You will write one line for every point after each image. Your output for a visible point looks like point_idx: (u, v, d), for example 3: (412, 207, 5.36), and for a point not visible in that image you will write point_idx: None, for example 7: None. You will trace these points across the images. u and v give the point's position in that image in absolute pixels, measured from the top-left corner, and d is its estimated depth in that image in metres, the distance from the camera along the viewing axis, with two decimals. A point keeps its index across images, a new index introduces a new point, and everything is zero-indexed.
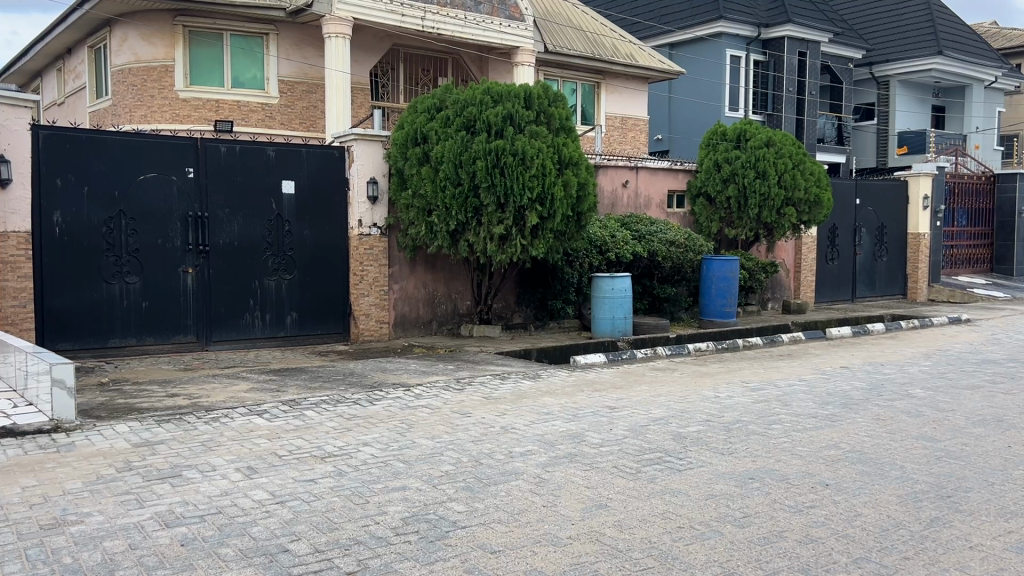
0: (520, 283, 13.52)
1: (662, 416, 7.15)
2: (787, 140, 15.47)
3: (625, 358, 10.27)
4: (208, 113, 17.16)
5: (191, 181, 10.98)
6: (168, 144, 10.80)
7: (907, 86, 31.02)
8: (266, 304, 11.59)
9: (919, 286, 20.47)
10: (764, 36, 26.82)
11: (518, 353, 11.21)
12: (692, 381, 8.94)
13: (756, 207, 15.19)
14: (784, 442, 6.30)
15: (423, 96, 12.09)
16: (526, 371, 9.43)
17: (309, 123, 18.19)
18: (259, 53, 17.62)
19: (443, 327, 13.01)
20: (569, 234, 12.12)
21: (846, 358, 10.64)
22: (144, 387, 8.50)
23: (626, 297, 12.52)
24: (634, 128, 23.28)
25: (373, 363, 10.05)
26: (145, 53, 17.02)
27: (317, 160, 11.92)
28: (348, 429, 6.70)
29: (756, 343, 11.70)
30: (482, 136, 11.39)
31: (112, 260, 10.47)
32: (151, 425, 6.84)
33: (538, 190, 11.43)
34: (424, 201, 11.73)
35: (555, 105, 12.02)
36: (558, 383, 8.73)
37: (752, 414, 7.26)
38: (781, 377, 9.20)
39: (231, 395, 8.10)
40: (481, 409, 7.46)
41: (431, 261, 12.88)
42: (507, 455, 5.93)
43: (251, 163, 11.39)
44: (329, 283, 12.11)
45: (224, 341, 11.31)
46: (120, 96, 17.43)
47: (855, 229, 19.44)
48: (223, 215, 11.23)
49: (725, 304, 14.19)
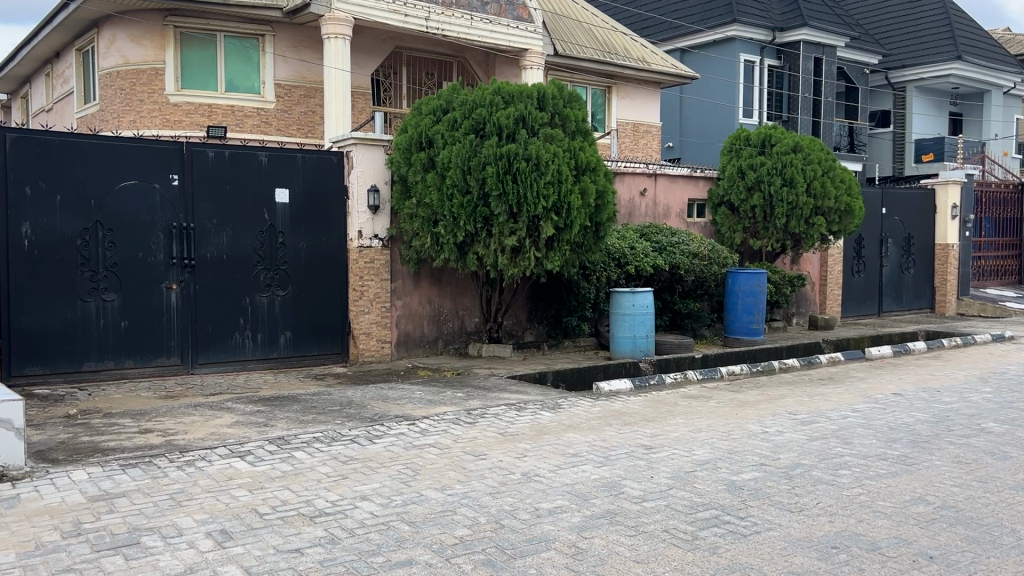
0: (532, 298, 12.52)
1: (708, 459, 6.17)
2: (815, 146, 14.53)
3: (652, 384, 9.25)
4: (200, 118, 16.25)
5: (175, 189, 10.03)
6: (150, 148, 9.87)
7: (923, 91, 30.13)
8: (257, 323, 10.63)
9: (948, 299, 19.53)
10: (780, 39, 25.88)
11: (531, 377, 10.22)
12: (732, 412, 7.98)
13: (784, 217, 14.26)
14: (859, 496, 5.31)
15: (428, 97, 11.14)
16: (545, 399, 8.41)
17: (306, 128, 17.27)
18: (255, 55, 16.74)
19: (449, 346, 12.05)
20: (587, 246, 11.16)
21: (895, 383, 9.65)
22: (114, 421, 7.51)
23: (648, 314, 11.54)
24: (646, 135, 22.34)
25: (373, 390, 9.02)
26: (134, 55, 16.14)
27: (314, 166, 10.98)
28: (344, 478, 5.72)
29: (793, 364, 10.70)
30: (492, 139, 10.44)
31: (87, 275, 9.52)
32: (112, 471, 5.86)
33: (555, 198, 10.47)
34: (429, 210, 10.78)
35: (571, 106, 11.06)
36: (581, 415, 7.73)
37: (811, 456, 6.30)
38: (830, 407, 8.21)
39: (212, 431, 7.12)
40: (497, 449, 6.48)
41: (437, 275, 11.92)
42: (532, 514, 4.93)
43: (241, 170, 10.46)
44: (327, 300, 11.14)
45: (212, 363, 10.34)
46: (108, 101, 16.53)
47: (881, 239, 18.49)
48: (210, 225, 10.28)
49: (752, 321, 13.22)
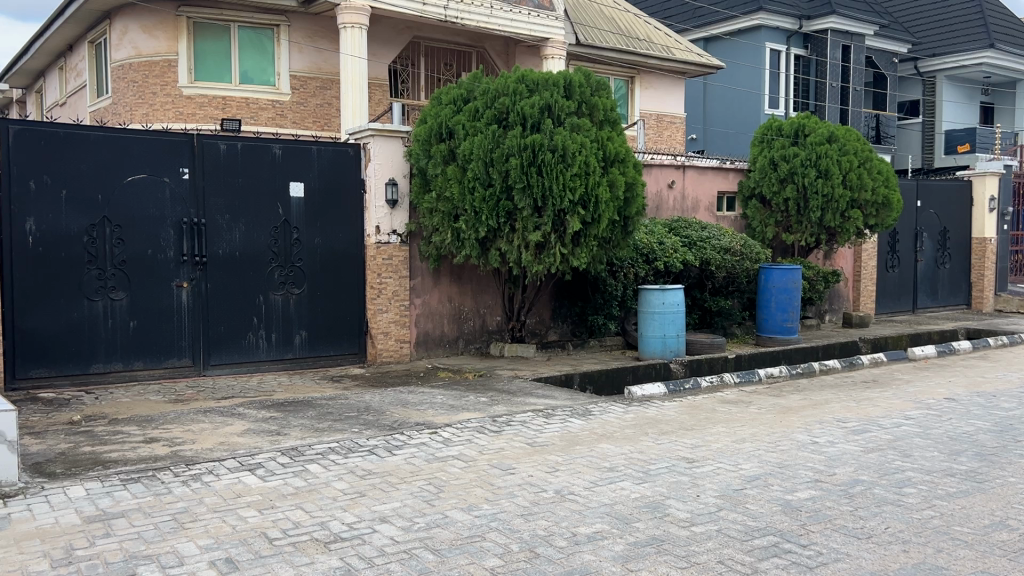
0: (557, 295, 12.02)
1: (757, 475, 5.68)
2: (851, 135, 13.90)
3: (687, 388, 8.70)
4: (214, 111, 15.86)
5: (186, 183, 9.61)
6: (159, 141, 9.45)
7: (954, 81, 29.30)
8: (272, 323, 10.19)
9: (985, 295, 18.85)
10: (806, 28, 25.16)
11: (558, 379, 9.72)
12: (775, 420, 7.46)
13: (819, 209, 13.66)
14: (932, 519, 4.78)
15: (448, 86, 10.66)
16: (574, 405, 7.92)
17: (322, 121, 16.85)
18: (269, 46, 16.34)
19: (470, 346, 11.57)
20: (615, 241, 10.61)
21: (945, 386, 9.06)
22: (119, 429, 7.09)
23: (678, 313, 11.01)
24: (670, 126, 21.76)
25: (392, 394, 8.57)
26: (146, 47, 15.74)
27: (329, 159, 10.52)
28: (362, 495, 5.26)
29: (835, 366, 10.14)
30: (516, 129, 9.93)
31: (94, 273, 9.11)
32: (112, 487, 5.42)
33: (581, 191, 9.93)
34: (449, 204, 10.30)
35: (598, 94, 10.51)
36: (614, 423, 7.23)
37: (871, 471, 5.78)
38: (880, 413, 7.67)
39: (222, 440, 6.67)
40: (526, 462, 6.00)
41: (458, 272, 11.44)
42: (570, 540, 4.44)
43: (254, 164, 10.02)
44: (343, 298, 10.68)
45: (225, 364, 9.92)
46: (121, 94, 16.16)
47: (916, 233, 17.83)
48: (222, 221, 9.85)
49: (786, 319, 12.64)
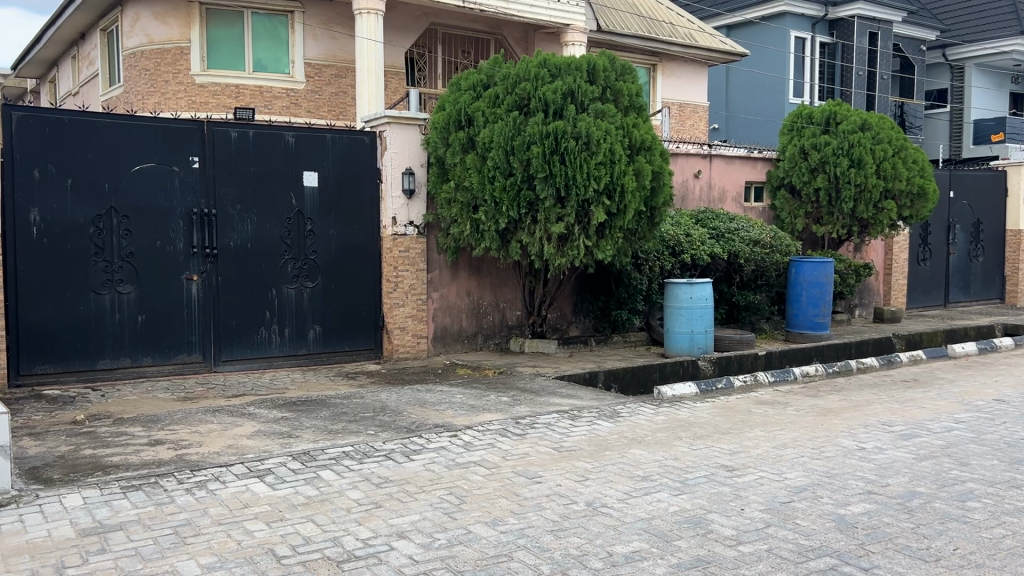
0: (579, 289, 11.59)
1: (804, 486, 5.26)
2: (885, 124, 13.36)
3: (719, 388, 8.26)
4: (228, 99, 15.52)
5: (196, 172, 9.25)
6: (169, 128, 9.09)
7: (983, 69, 28.54)
8: (284, 317, 9.83)
9: (1019, 290, 18.26)
10: (831, 17, 24.56)
11: (581, 378, 9.28)
12: (815, 423, 7.02)
13: (851, 200, 13.15)
14: (1004, 540, 4.34)
15: (467, 72, 10.23)
16: (602, 406, 7.50)
17: (337, 110, 16.48)
18: (283, 33, 15.97)
19: (490, 342, 11.17)
20: (641, 233, 10.16)
21: (992, 387, 8.56)
22: (123, 430, 6.73)
23: (706, 308, 10.57)
24: (693, 115, 21.24)
25: (409, 393, 8.18)
26: (158, 35, 15.39)
27: (344, 147, 10.12)
28: (378, 507, 4.87)
29: (872, 364, 9.66)
30: (538, 116, 9.49)
31: (101, 266, 8.77)
32: (111, 496, 5.06)
33: (607, 180, 9.47)
34: (468, 195, 9.89)
35: (623, 79, 10.04)
36: (645, 426, 6.81)
37: (928, 481, 5.33)
38: (927, 415, 7.21)
39: (230, 443, 6.31)
40: (553, 469, 5.59)
41: (477, 265, 11.03)
42: (606, 561, 4.04)
43: (267, 153, 9.65)
44: (358, 292, 10.31)
45: (236, 360, 9.57)
46: (133, 82, 15.83)
47: (948, 225, 17.25)
48: (234, 211, 9.49)
49: (817, 315, 12.17)
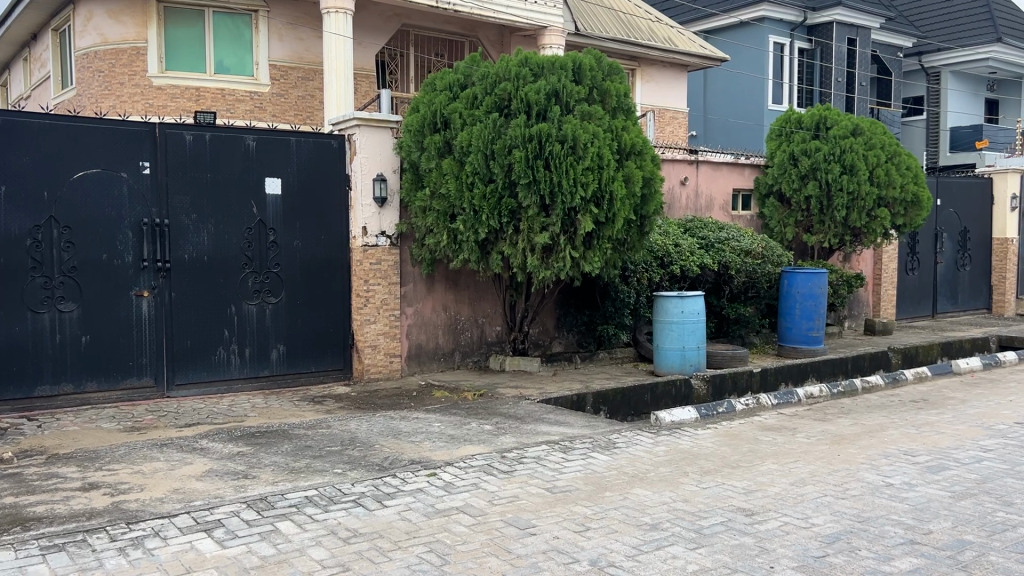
0: (562, 302, 10.91)
1: (836, 534, 4.60)
2: (876, 128, 12.87)
3: (720, 412, 7.60)
4: (187, 102, 14.67)
5: (147, 179, 8.44)
6: (116, 131, 8.28)
7: (959, 77, 28.40)
8: (245, 336, 9.02)
9: (1006, 299, 17.91)
10: (809, 22, 24.27)
11: (568, 401, 8.58)
12: (831, 453, 6.37)
13: (843, 208, 12.60)
14: None
15: (443, 71, 9.53)
16: (596, 434, 6.80)
17: (305, 114, 15.69)
18: (247, 33, 15.16)
19: (468, 360, 10.44)
20: (630, 243, 9.48)
21: (1009, 408, 7.98)
22: (55, 471, 5.91)
23: (698, 323, 9.94)
24: (672, 122, 20.72)
25: (382, 421, 7.42)
26: (113, 34, 14.50)
27: (310, 152, 9.35)
28: (345, 571, 4.12)
29: (878, 383, 9.05)
30: (521, 118, 8.81)
31: (39, 282, 7.92)
32: (26, 560, 4.26)
33: (594, 187, 8.79)
34: (445, 202, 9.16)
35: (610, 79, 9.40)
36: (645, 459, 6.13)
37: (975, 527, 4.69)
38: (950, 443, 6.59)
39: (176, 487, 5.51)
40: (548, 517, 4.88)
41: (454, 278, 10.31)
42: None
43: (225, 158, 8.86)
44: (326, 308, 9.52)
45: (192, 384, 8.74)
46: (85, 84, 14.91)
47: (936, 233, 16.83)
48: (188, 221, 8.68)
49: (811, 328, 11.58)
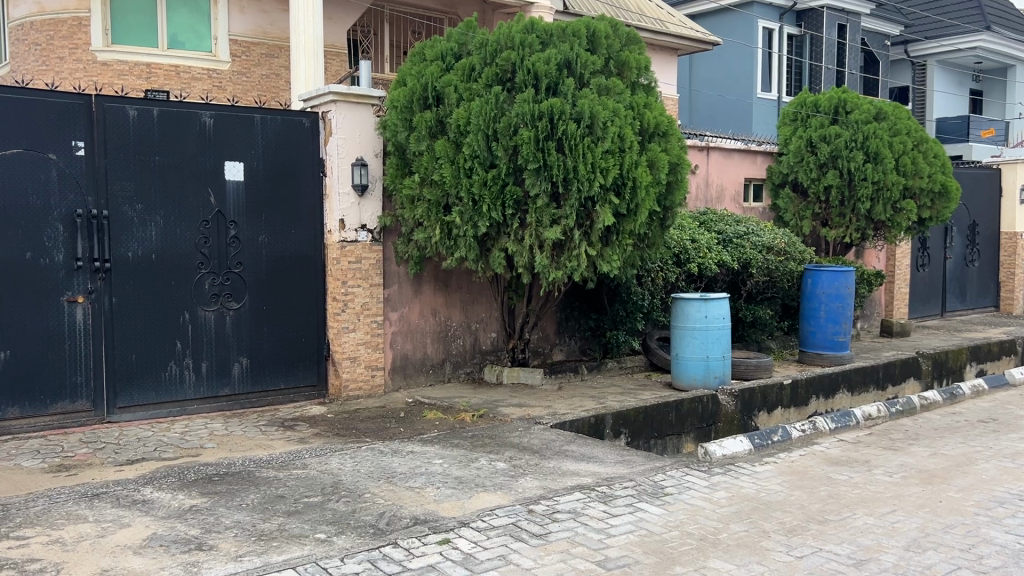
0: (566, 305, 9.64)
1: None
2: (900, 113, 11.82)
3: (775, 441, 6.44)
4: (137, 80, 13.10)
5: (82, 161, 6.97)
6: (44, 102, 6.81)
7: (945, 66, 27.63)
8: (201, 348, 7.59)
9: (1015, 296, 17.08)
10: (801, 5, 23.09)
11: (583, 425, 7.30)
12: (931, 498, 5.18)
13: (867, 199, 11.51)
14: None
15: (433, 39, 8.17)
16: (637, 474, 5.55)
17: (269, 94, 14.21)
18: (204, 4, 13.58)
19: (459, 372, 9.11)
20: (650, 239, 8.23)
21: None
22: None
23: (722, 330, 8.68)
24: None
25: (371, 455, 6.11)
26: (51, 3, 12.91)
27: (278, 132, 7.95)
28: None
29: (936, 400, 7.94)
30: (528, 92, 7.51)
31: None
32: None
33: (616, 172, 7.48)
34: (438, 190, 7.79)
35: (627, 49, 8.14)
36: (710, 512, 4.89)
37: None
38: None
39: (105, 568, 4.11)
40: None
41: (444, 278, 8.98)
42: None
43: (177, 137, 7.43)
44: (296, 314, 8.14)
45: (137, 406, 7.30)
46: (20, 59, 13.26)
47: (946, 228, 15.88)
48: (132, 212, 7.24)
49: (837, 332, 10.36)
